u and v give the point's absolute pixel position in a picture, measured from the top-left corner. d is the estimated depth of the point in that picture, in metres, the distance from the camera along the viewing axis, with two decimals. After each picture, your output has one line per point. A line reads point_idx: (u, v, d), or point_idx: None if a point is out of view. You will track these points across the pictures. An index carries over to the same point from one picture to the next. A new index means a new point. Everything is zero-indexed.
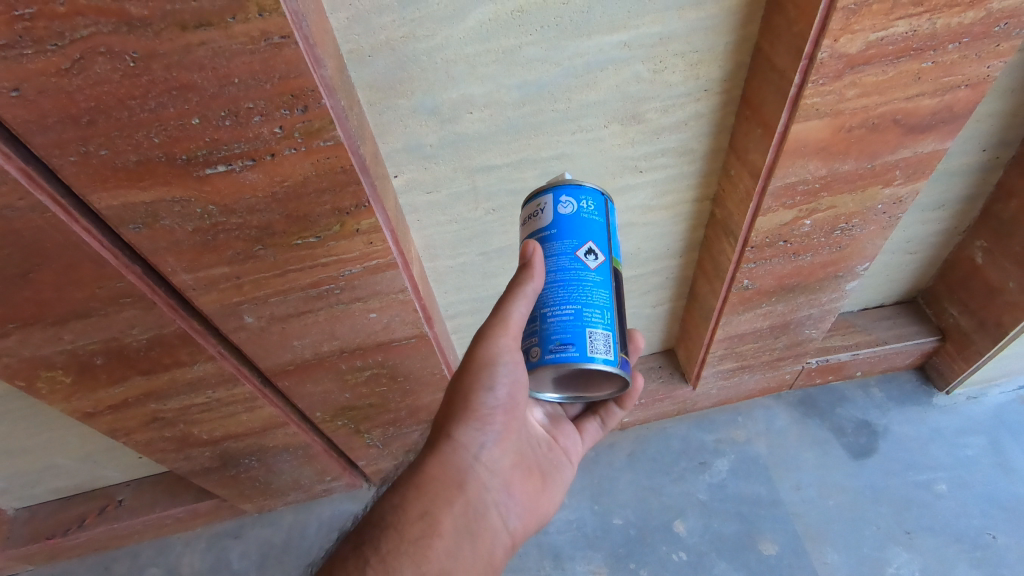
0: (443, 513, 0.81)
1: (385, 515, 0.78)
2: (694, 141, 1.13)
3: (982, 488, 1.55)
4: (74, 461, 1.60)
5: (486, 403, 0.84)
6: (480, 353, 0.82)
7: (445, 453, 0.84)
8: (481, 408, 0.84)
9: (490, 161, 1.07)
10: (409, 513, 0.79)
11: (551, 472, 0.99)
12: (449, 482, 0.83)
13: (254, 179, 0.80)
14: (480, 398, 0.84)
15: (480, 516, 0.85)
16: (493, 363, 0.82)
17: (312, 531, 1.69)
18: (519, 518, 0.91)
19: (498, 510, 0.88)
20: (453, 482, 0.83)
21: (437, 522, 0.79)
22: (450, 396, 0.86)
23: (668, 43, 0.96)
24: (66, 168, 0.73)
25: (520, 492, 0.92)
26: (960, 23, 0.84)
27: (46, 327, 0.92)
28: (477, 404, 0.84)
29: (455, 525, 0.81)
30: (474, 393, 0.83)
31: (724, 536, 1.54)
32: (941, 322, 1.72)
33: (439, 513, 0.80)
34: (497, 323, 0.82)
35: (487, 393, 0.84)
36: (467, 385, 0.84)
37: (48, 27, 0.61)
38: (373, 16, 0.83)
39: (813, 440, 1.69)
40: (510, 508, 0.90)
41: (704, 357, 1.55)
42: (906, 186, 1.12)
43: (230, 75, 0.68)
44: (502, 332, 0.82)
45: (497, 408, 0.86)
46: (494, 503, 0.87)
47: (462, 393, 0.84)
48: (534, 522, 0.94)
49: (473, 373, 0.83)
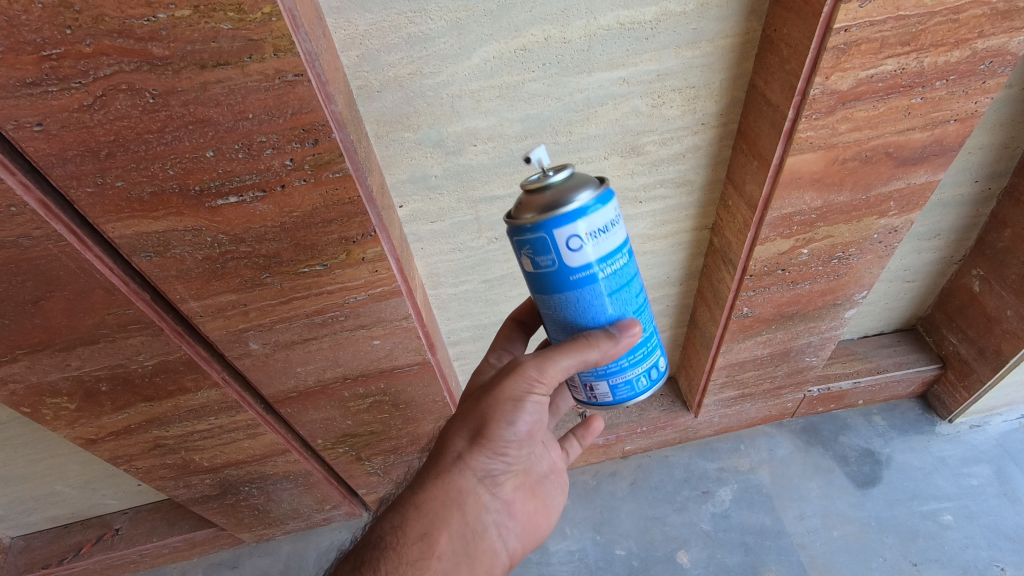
0: (441, 534, 0.81)
1: (384, 536, 0.80)
2: (692, 173, 1.16)
3: (988, 519, 1.54)
4: (72, 488, 1.59)
5: (502, 434, 0.82)
6: (508, 386, 0.81)
7: (451, 478, 0.82)
8: (498, 439, 0.82)
9: (493, 192, 1.09)
10: (409, 533, 0.80)
11: (551, 492, 0.99)
12: (451, 505, 0.82)
13: (264, 209, 0.82)
14: (499, 428, 0.82)
15: (478, 538, 0.85)
16: (516, 399, 0.81)
17: (311, 560, 1.67)
18: (516, 539, 0.92)
19: (497, 531, 0.88)
20: (456, 504, 0.82)
21: (434, 543, 0.80)
22: (466, 418, 0.84)
23: (666, 80, 0.99)
24: (82, 198, 0.75)
25: (520, 513, 0.92)
26: (947, 62, 0.88)
27: (54, 353, 0.93)
28: (495, 434, 0.82)
29: (451, 547, 0.81)
30: (493, 424, 0.81)
31: (728, 567, 1.52)
32: (941, 350, 1.73)
33: (438, 534, 0.80)
34: (537, 365, 0.80)
35: (508, 426, 0.82)
36: (487, 414, 0.82)
37: (74, 66, 0.64)
38: (381, 54, 0.86)
39: (816, 469, 1.68)
40: (509, 529, 0.90)
41: (705, 385, 1.55)
42: (900, 216, 1.14)
43: (244, 110, 0.71)
44: (534, 372, 0.80)
45: (514, 440, 0.84)
46: (493, 524, 0.87)
47: (479, 422, 0.82)
48: (531, 542, 0.95)
49: (497, 400, 0.81)
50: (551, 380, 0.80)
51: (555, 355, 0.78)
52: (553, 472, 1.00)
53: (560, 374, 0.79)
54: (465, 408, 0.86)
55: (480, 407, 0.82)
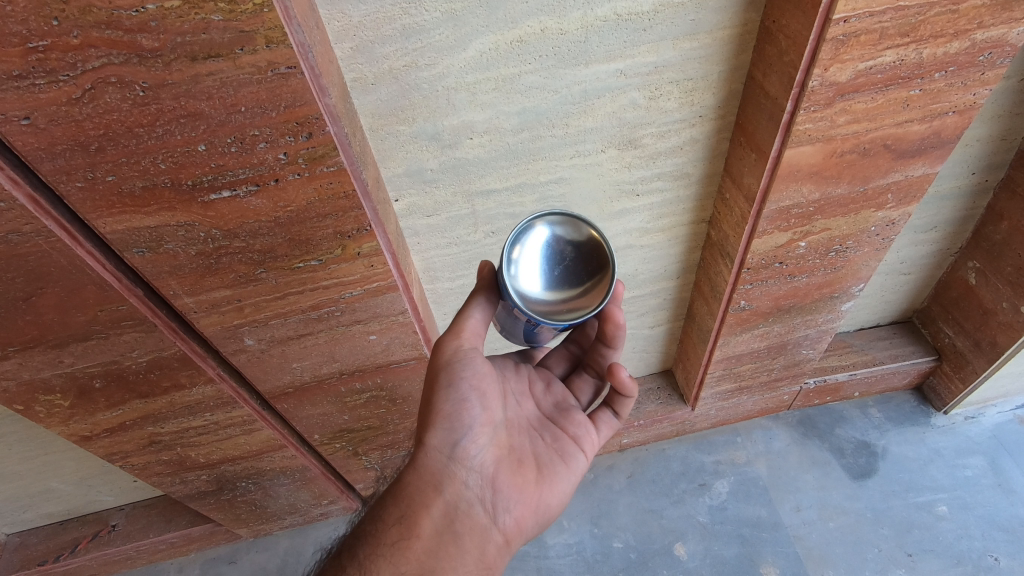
0: (421, 516, 0.81)
1: (366, 527, 0.81)
2: (690, 166, 1.15)
3: (982, 510, 1.55)
4: (67, 485, 1.58)
5: (451, 402, 0.85)
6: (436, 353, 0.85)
7: (421, 456, 0.84)
8: (448, 406, 0.85)
9: (489, 185, 1.09)
10: (388, 522, 0.81)
11: (557, 463, 0.96)
12: (424, 483, 0.83)
13: (258, 204, 0.81)
14: (442, 397, 0.85)
15: (464, 515, 0.84)
16: (450, 363, 0.84)
17: (309, 555, 1.67)
18: (514, 514, 0.89)
19: (487, 507, 0.86)
20: (428, 484, 0.83)
21: (414, 524, 0.80)
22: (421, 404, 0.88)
23: (664, 72, 0.98)
24: (73, 193, 0.74)
25: (514, 488, 0.90)
26: (946, 53, 0.87)
27: (46, 350, 0.92)
28: (443, 403, 0.85)
29: (434, 527, 0.81)
30: (437, 393, 0.85)
31: (725, 559, 1.53)
32: (936, 342, 1.73)
33: (415, 517, 0.81)
34: (452, 332, 0.84)
35: (451, 390, 0.85)
36: (430, 384, 0.85)
37: (61, 59, 0.63)
38: (376, 46, 0.85)
39: (812, 461, 1.69)
40: (503, 503, 0.88)
41: (702, 378, 1.55)
42: (898, 209, 1.14)
43: (237, 103, 0.70)
44: (456, 335, 0.84)
45: (463, 402, 0.86)
46: (478, 498, 0.86)
47: (429, 395, 0.86)
48: (534, 517, 0.91)
49: (437, 373, 0.85)
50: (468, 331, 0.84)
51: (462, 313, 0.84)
52: (557, 442, 0.98)
53: (475, 326, 0.83)
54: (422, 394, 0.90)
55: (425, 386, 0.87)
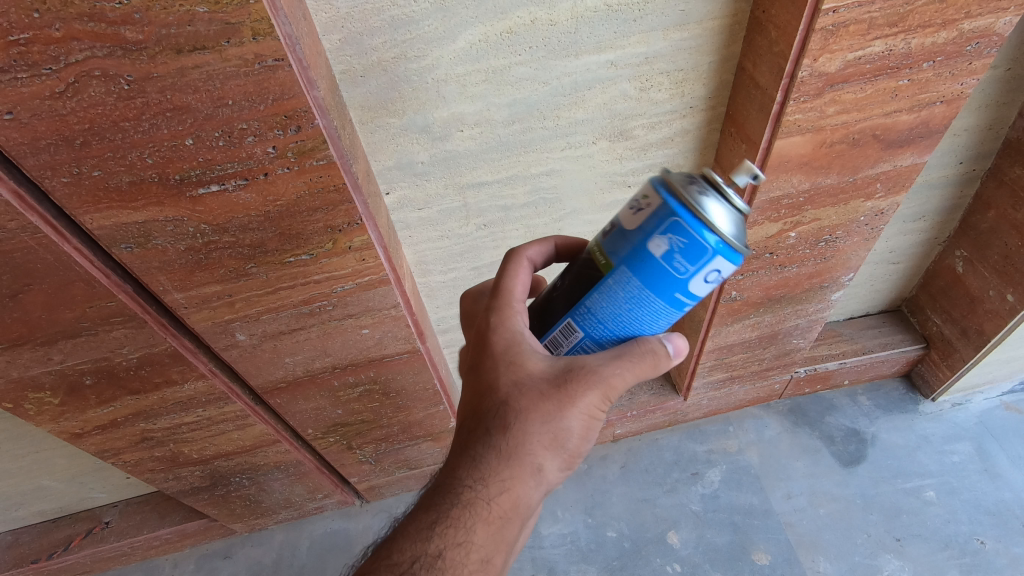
0: (500, 550, 0.78)
1: (442, 553, 0.75)
2: (681, 157, 1.15)
3: (969, 495, 1.58)
4: (59, 483, 1.57)
5: (572, 448, 0.77)
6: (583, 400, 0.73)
7: (521, 499, 0.76)
8: (570, 452, 0.77)
9: (481, 177, 1.08)
10: (470, 552, 0.75)
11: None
12: (515, 517, 0.77)
13: (247, 198, 0.81)
14: (565, 445, 0.76)
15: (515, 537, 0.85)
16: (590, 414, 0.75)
17: (304, 549, 1.68)
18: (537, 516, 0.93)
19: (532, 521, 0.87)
20: (520, 520, 0.78)
21: (491, 559, 0.77)
22: (540, 422, 0.74)
23: (654, 63, 0.98)
24: (58, 189, 0.73)
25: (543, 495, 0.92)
26: (934, 43, 0.87)
27: (35, 348, 0.91)
28: (571, 448, 0.77)
29: (505, 559, 0.80)
30: (567, 440, 0.75)
31: (717, 547, 1.55)
32: (925, 330, 1.75)
33: (494, 552, 0.77)
34: (604, 379, 0.73)
35: (584, 439, 0.78)
36: (562, 429, 0.74)
37: (43, 52, 0.62)
38: (364, 38, 0.84)
39: (803, 449, 1.71)
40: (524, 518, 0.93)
41: (694, 368, 1.56)
42: (887, 199, 1.15)
43: (223, 97, 0.69)
44: (610, 389, 0.73)
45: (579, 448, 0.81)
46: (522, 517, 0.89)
47: (553, 438, 0.75)
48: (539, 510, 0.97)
49: (582, 416, 0.75)
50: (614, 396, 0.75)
51: (621, 367, 0.72)
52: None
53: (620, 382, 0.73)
54: (544, 407, 0.74)
55: (563, 419, 0.74)
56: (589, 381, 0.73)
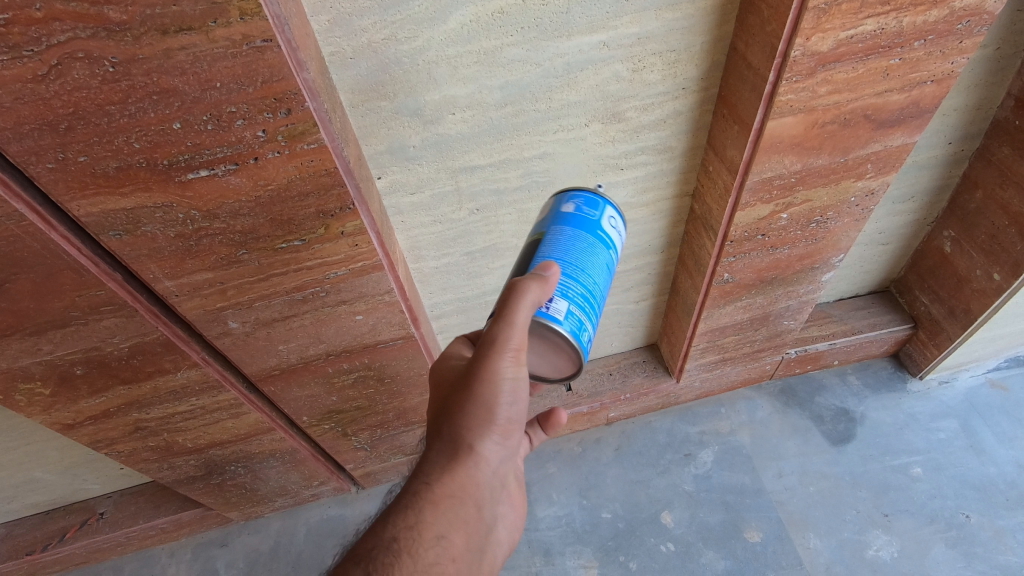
0: (457, 533, 0.80)
1: (398, 538, 0.77)
2: (673, 139, 1.15)
3: (955, 470, 1.61)
4: (51, 474, 1.56)
5: (505, 420, 0.83)
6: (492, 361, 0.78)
7: (464, 473, 0.81)
8: (503, 423, 0.83)
9: (473, 161, 1.08)
10: (424, 534, 0.78)
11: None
12: (465, 498, 0.81)
13: (237, 183, 0.80)
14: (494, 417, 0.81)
15: (489, 532, 0.87)
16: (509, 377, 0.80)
17: (301, 536, 1.69)
18: (510, 525, 0.94)
19: (500, 521, 0.90)
20: (472, 500, 0.81)
21: (451, 543, 0.79)
22: (465, 400, 0.81)
23: (646, 44, 0.97)
24: (43, 175, 0.72)
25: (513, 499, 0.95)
26: (925, 22, 0.87)
27: (24, 338, 0.90)
28: (499, 417, 0.82)
29: (467, 544, 0.81)
30: (493, 411, 0.81)
31: (710, 526, 1.57)
32: (913, 310, 1.78)
33: (452, 534, 0.80)
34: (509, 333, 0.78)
35: (510, 406, 0.82)
36: (486, 403, 0.80)
37: (24, 33, 0.60)
38: (354, 19, 0.83)
39: (793, 429, 1.73)
40: (510, 521, 0.95)
41: (687, 351, 1.57)
42: (877, 179, 1.15)
43: (211, 79, 0.68)
44: (512, 340, 0.78)
45: (515, 419, 0.84)
46: (500, 515, 0.91)
47: (480, 413, 0.81)
48: (517, 527, 0.98)
49: (493, 380, 0.80)
50: (522, 344, 0.79)
51: (517, 316, 0.78)
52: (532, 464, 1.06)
53: (525, 328, 0.79)
54: (465, 387, 0.82)
55: (480, 390, 0.80)
56: (494, 344, 0.78)
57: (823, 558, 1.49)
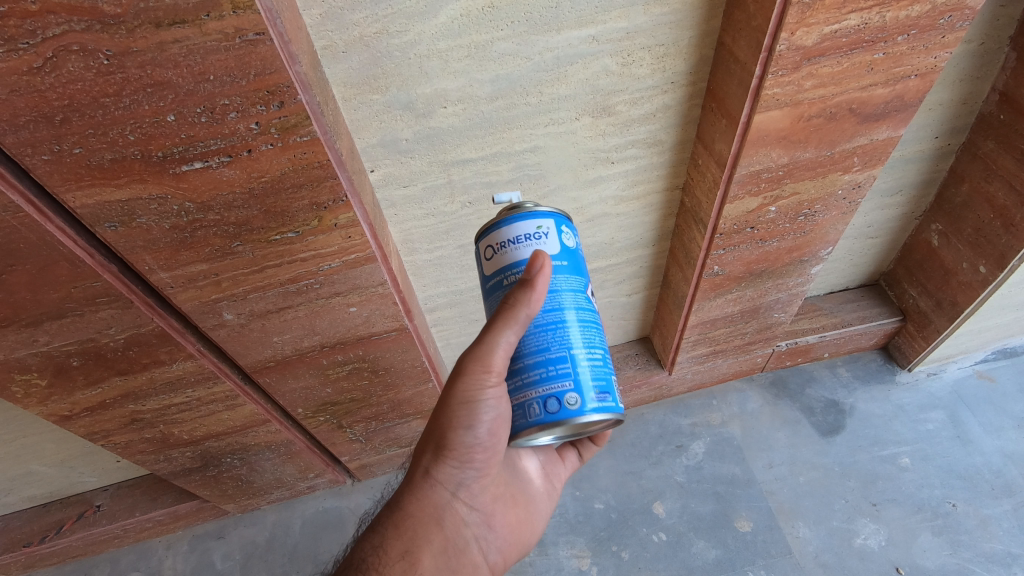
0: (424, 551, 0.86)
1: (367, 558, 0.83)
2: (663, 133, 1.17)
3: (942, 460, 1.64)
4: (48, 467, 1.57)
5: (466, 444, 0.85)
6: (456, 390, 0.81)
7: (423, 494, 0.88)
8: (461, 447, 0.86)
9: (465, 155, 1.09)
10: (390, 552, 0.84)
11: (529, 505, 1.03)
12: (426, 518, 0.88)
13: (231, 175, 0.81)
14: (455, 442, 0.85)
15: (461, 553, 0.90)
16: (474, 403, 0.82)
17: (297, 527, 1.70)
18: (499, 550, 0.98)
19: (479, 544, 0.94)
20: (433, 521, 0.88)
21: (417, 561, 0.85)
22: (433, 431, 0.87)
23: (635, 38, 0.99)
24: (39, 167, 0.73)
25: (501, 526, 0.98)
26: (908, 16, 0.89)
27: (21, 329, 0.91)
28: (456, 442, 0.85)
29: (434, 563, 0.86)
30: (453, 435, 0.84)
31: (701, 515, 1.60)
32: (901, 303, 1.80)
33: (419, 552, 0.85)
34: (477, 360, 0.80)
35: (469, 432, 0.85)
36: (446, 428, 0.85)
37: (19, 26, 0.61)
38: (346, 12, 0.84)
39: (783, 421, 1.76)
40: (491, 543, 0.96)
41: (678, 343, 1.59)
42: (864, 172, 1.17)
43: (205, 72, 0.69)
44: (481, 372, 0.80)
45: (477, 446, 0.86)
46: (474, 537, 0.93)
47: (442, 438, 0.86)
48: (514, 551, 1.00)
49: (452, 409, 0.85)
50: (494, 367, 0.80)
51: (494, 334, 0.79)
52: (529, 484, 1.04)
53: (504, 352, 0.80)
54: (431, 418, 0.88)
55: (441, 417, 0.85)
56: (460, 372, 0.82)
57: (812, 547, 1.52)
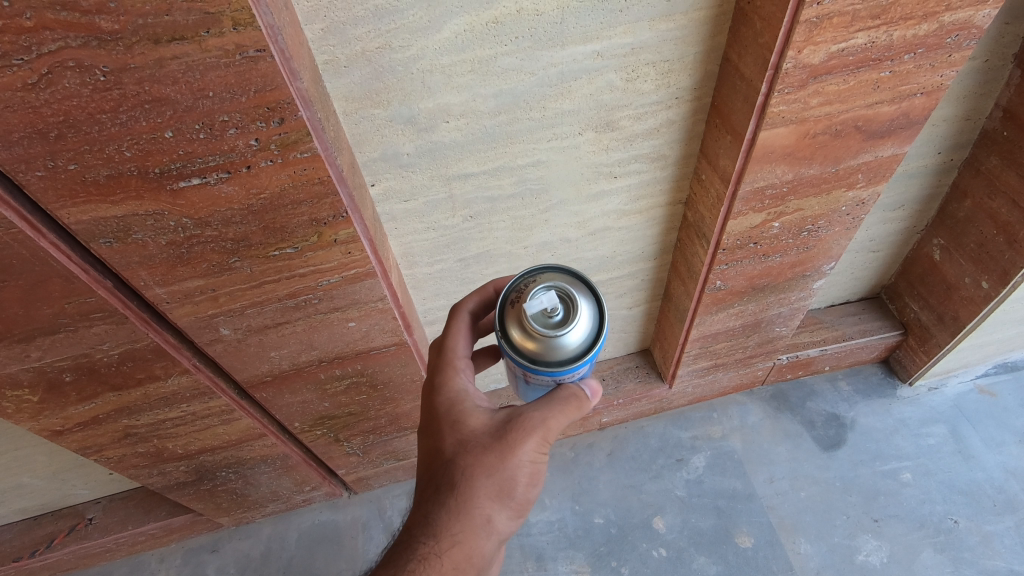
0: None
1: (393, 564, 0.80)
2: (667, 148, 1.16)
3: (944, 476, 1.62)
4: (39, 480, 1.55)
5: (525, 495, 0.81)
6: (523, 441, 0.79)
7: (473, 544, 0.77)
8: (522, 498, 0.81)
9: (467, 169, 1.08)
10: None
11: None
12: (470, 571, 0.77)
13: (230, 191, 0.79)
14: (519, 492, 0.79)
15: None
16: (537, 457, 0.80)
17: (292, 540, 1.68)
18: None
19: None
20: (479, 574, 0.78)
21: None
22: (492, 477, 0.78)
23: (640, 53, 0.98)
24: (33, 183, 0.71)
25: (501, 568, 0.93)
26: (915, 35, 0.88)
27: (12, 345, 0.89)
28: (520, 492, 0.80)
29: None
30: (518, 485, 0.79)
31: (702, 531, 1.58)
32: (902, 317, 1.79)
33: None
34: (541, 422, 0.80)
35: (530, 488, 0.81)
36: (511, 477, 0.78)
37: (14, 42, 0.60)
38: (348, 27, 0.83)
39: (784, 434, 1.74)
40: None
41: (679, 357, 1.58)
42: (868, 188, 1.16)
43: (204, 88, 0.68)
44: (542, 433, 0.79)
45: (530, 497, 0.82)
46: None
47: (502, 485, 0.78)
48: None
49: (523, 460, 0.79)
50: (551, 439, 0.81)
51: (552, 411, 0.80)
52: None
53: (555, 429, 0.81)
54: (488, 459, 0.78)
55: (506, 463, 0.78)
56: (527, 427, 0.79)
57: (813, 564, 1.50)
